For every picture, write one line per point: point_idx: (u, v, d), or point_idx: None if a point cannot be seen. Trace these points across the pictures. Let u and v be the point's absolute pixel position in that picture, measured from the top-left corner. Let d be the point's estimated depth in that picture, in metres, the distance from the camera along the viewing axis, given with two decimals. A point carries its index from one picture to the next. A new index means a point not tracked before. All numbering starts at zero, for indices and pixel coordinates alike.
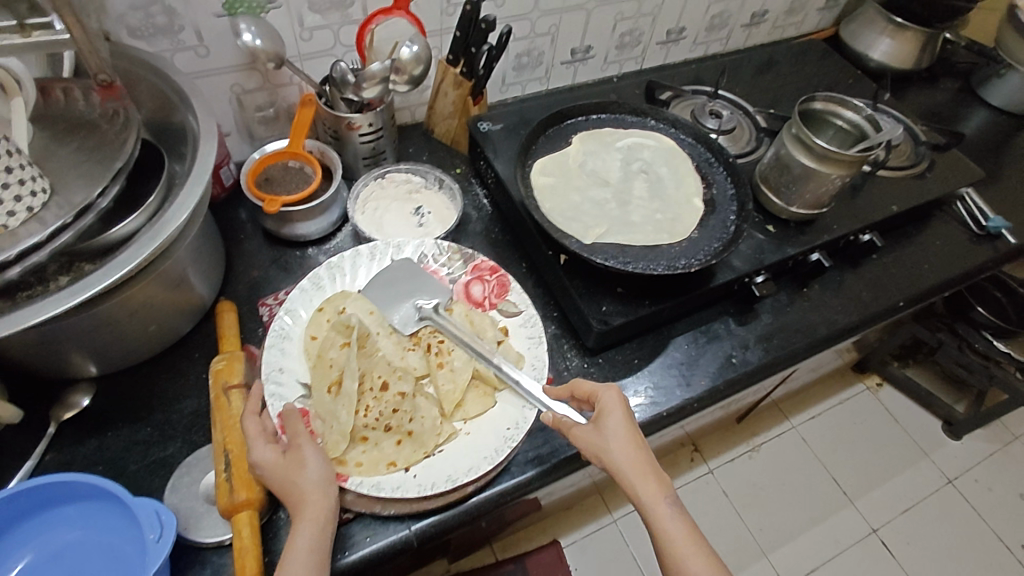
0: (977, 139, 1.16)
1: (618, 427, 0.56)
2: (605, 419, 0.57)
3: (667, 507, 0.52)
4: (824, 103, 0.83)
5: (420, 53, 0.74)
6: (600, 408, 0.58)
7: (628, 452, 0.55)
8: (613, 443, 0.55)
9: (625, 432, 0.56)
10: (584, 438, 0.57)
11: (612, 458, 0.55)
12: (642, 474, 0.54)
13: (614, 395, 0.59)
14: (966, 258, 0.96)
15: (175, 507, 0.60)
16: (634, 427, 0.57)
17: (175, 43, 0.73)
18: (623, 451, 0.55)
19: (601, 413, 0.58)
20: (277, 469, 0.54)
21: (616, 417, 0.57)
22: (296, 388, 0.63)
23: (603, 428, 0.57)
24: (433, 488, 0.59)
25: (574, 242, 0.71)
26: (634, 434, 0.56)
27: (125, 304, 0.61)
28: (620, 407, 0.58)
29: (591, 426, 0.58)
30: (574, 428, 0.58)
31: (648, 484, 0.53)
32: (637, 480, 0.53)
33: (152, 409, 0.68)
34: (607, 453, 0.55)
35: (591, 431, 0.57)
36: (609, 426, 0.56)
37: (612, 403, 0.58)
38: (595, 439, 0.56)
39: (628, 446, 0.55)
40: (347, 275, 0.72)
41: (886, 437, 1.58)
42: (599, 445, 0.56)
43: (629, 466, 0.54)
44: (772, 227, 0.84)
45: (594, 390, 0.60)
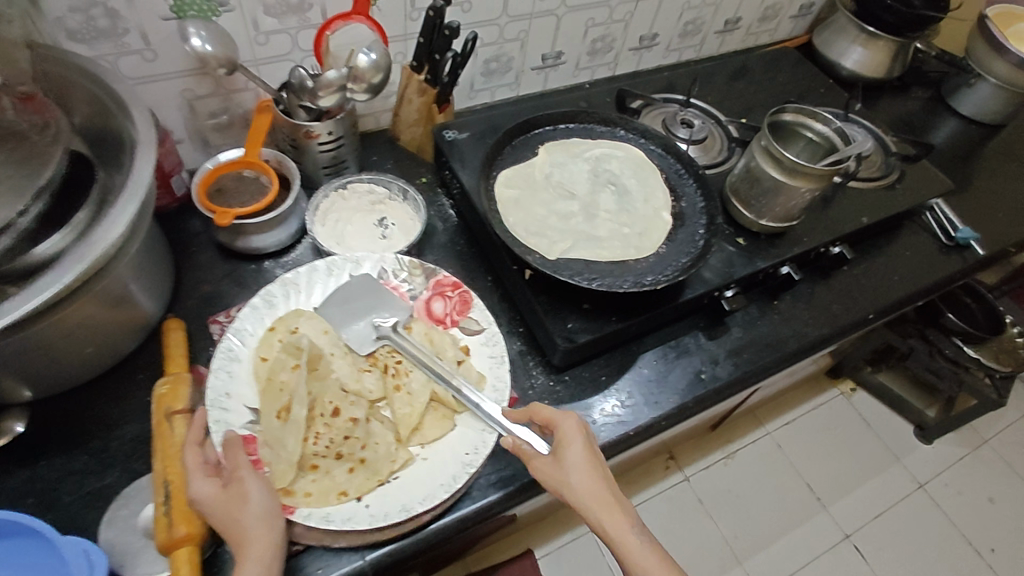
0: (947, 148, 1.16)
1: (576, 458, 0.54)
2: (563, 449, 0.55)
3: (637, 541, 0.50)
4: (794, 115, 0.81)
5: (378, 61, 0.70)
6: (560, 437, 0.56)
7: (589, 484, 0.53)
8: (574, 476, 0.54)
9: (585, 463, 0.54)
10: (544, 472, 0.55)
11: (575, 493, 0.53)
12: (607, 507, 0.52)
13: (572, 422, 0.57)
14: (935, 269, 0.95)
15: (110, 543, 0.57)
16: (593, 456, 0.55)
17: (119, 47, 0.69)
18: (584, 483, 0.53)
19: (560, 443, 0.56)
20: (217, 505, 0.51)
21: (573, 447, 0.55)
22: (243, 414, 0.60)
23: (563, 459, 0.55)
24: (386, 518, 0.56)
25: (537, 258, 0.69)
26: (594, 464, 0.55)
27: (56, 327, 0.57)
28: (578, 435, 0.56)
29: (550, 458, 0.56)
30: (534, 460, 0.56)
31: (613, 518, 0.51)
32: (602, 514, 0.52)
33: (90, 436, 0.64)
34: (569, 487, 0.53)
35: (551, 463, 0.55)
36: (568, 457, 0.55)
37: (570, 432, 0.56)
38: (555, 472, 0.55)
39: (588, 477, 0.53)
40: (301, 292, 0.69)
41: (859, 444, 1.59)
42: (559, 479, 0.54)
43: (592, 500, 0.52)
44: (743, 240, 0.82)
45: (551, 417, 0.58)
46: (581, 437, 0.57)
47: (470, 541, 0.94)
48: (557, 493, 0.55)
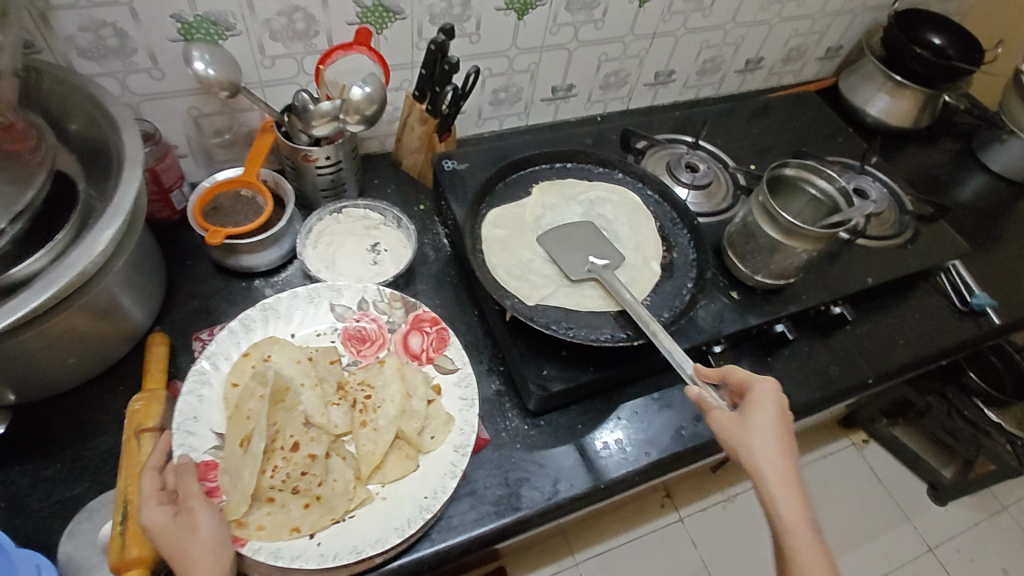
0: (973, 205, 1.11)
1: (768, 422, 0.56)
2: (755, 410, 0.57)
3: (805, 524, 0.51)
4: (797, 170, 0.79)
5: (373, 94, 0.71)
6: (751, 400, 0.58)
7: (777, 452, 0.55)
8: (764, 437, 0.55)
9: (774, 431, 0.56)
10: (730, 430, 0.57)
11: (753, 454, 0.55)
12: (784, 478, 0.53)
13: (770, 389, 0.59)
14: (945, 334, 0.91)
15: (68, 556, 0.58)
16: (783, 426, 0.57)
17: (127, 65, 0.70)
18: (769, 450, 0.54)
19: (751, 405, 0.58)
20: (165, 534, 0.51)
21: (767, 410, 0.57)
22: (208, 439, 0.60)
23: (750, 421, 0.57)
24: (335, 559, 0.55)
25: (513, 302, 0.69)
26: (781, 432, 0.56)
27: (37, 339, 0.59)
28: (776, 404, 0.58)
29: (737, 417, 0.58)
30: (719, 415, 0.59)
31: (789, 492, 0.53)
32: (777, 480, 0.53)
33: (65, 444, 0.65)
34: (749, 448, 0.55)
35: (737, 421, 0.57)
36: (757, 420, 0.57)
37: (766, 397, 0.58)
38: (737, 431, 0.57)
39: (773, 443, 0.55)
40: (281, 318, 0.69)
41: (866, 498, 1.52)
42: (743, 438, 0.56)
43: (770, 463, 0.54)
44: (736, 293, 0.80)
45: (746, 380, 0.60)
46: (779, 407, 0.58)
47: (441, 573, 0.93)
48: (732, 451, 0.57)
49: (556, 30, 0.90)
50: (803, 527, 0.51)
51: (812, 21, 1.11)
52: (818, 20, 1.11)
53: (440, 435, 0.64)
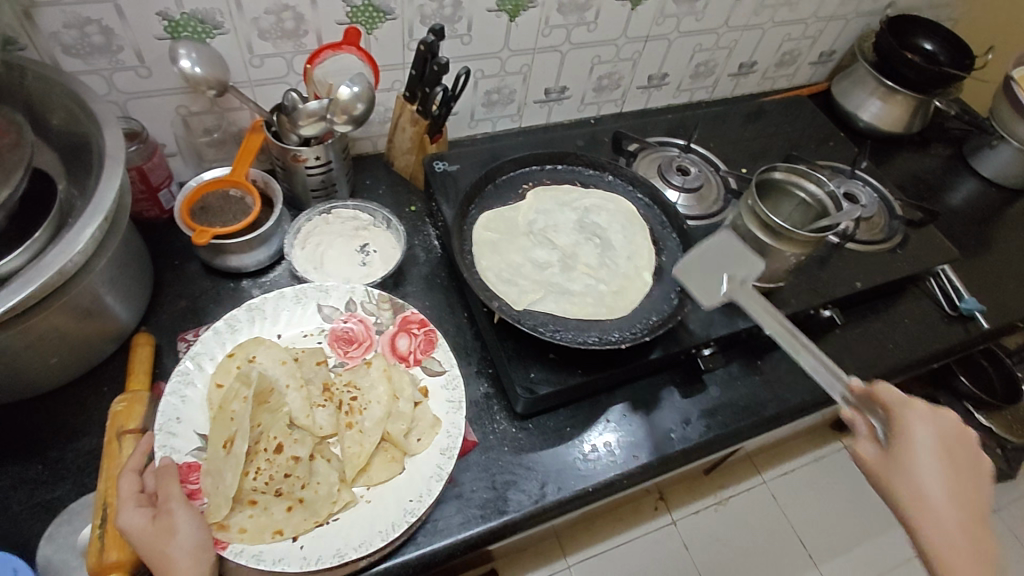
0: (964, 210, 1.12)
1: (925, 456, 0.57)
2: (906, 446, 0.57)
3: (952, 559, 0.54)
4: (786, 173, 0.79)
5: (361, 93, 0.71)
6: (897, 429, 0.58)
7: (942, 489, 0.56)
8: (922, 476, 0.56)
9: (937, 470, 0.56)
10: (885, 467, 0.58)
11: (912, 495, 0.56)
12: (944, 513, 0.55)
13: (917, 416, 0.58)
14: (935, 339, 0.91)
15: (47, 558, 0.57)
16: (942, 455, 0.57)
17: (113, 63, 0.70)
18: (936, 492, 0.56)
19: (897, 435, 0.58)
20: (143, 537, 0.51)
21: (924, 447, 0.57)
22: (191, 440, 0.60)
23: (901, 460, 0.57)
24: (318, 563, 0.55)
25: (502, 305, 0.68)
26: (947, 468, 0.57)
27: (18, 338, 0.58)
28: (934, 434, 0.58)
29: (885, 453, 0.59)
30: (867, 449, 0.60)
31: (949, 525, 0.55)
32: (937, 519, 0.55)
33: (47, 445, 0.64)
34: (910, 485, 0.56)
35: (888, 460, 0.58)
36: (914, 457, 0.57)
37: (916, 435, 0.57)
38: (896, 469, 0.57)
39: (938, 483, 0.56)
40: (267, 319, 0.69)
41: (859, 503, 1.53)
42: (900, 478, 0.57)
43: (944, 505, 0.55)
44: (726, 297, 0.80)
45: (897, 411, 0.59)
46: (947, 438, 0.58)
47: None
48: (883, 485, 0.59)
49: (549, 31, 0.90)
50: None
51: (804, 26, 1.11)
52: (811, 25, 1.11)
53: (427, 438, 0.63)
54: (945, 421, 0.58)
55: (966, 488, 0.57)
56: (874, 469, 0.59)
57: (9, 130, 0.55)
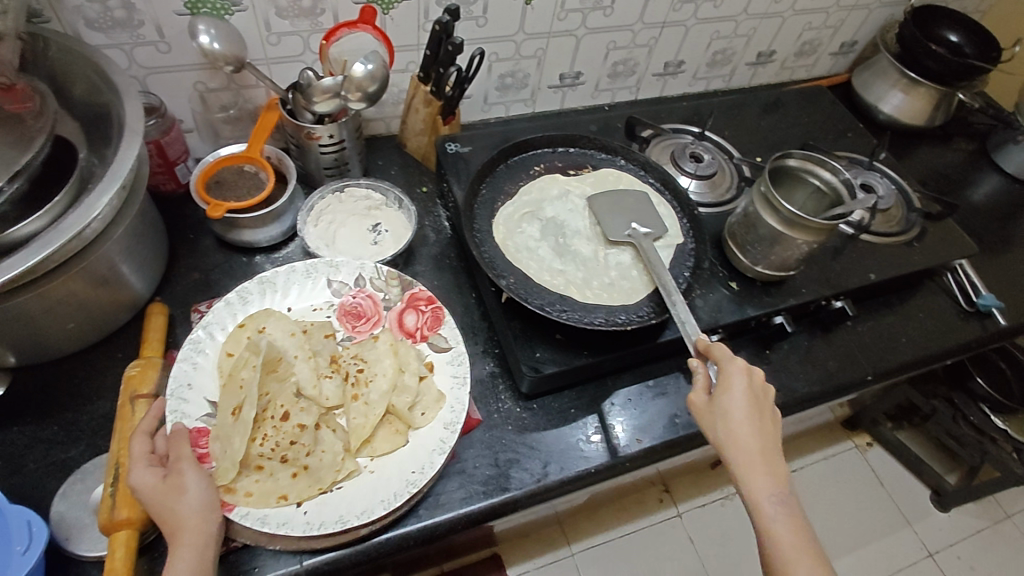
0: (985, 206, 1.10)
1: (740, 406, 0.57)
2: (723, 396, 0.58)
3: (770, 503, 0.54)
4: (800, 161, 0.77)
5: (375, 71, 0.70)
6: (723, 380, 0.59)
7: (743, 428, 0.56)
8: (733, 420, 0.56)
9: (742, 414, 0.57)
10: (702, 412, 0.59)
11: (720, 440, 0.57)
12: (749, 461, 0.55)
13: (737, 370, 0.59)
14: (949, 335, 0.90)
15: (60, 515, 0.59)
16: (751, 408, 0.57)
17: (134, 37, 0.71)
18: (732, 435, 0.56)
19: (721, 387, 0.59)
20: (153, 495, 0.52)
21: (735, 395, 0.57)
22: (201, 406, 0.61)
23: (720, 405, 0.58)
24: (320, 528, 0.56)
25: (507, 281, 0.67)
26: (750, 412, 0.57)
27: (36, 301, 0.60)
28: (748, 382, 0.58)
29: (708, 399, 0.59)
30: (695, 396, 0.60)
31: (754, 472, 0.55)
32: (740, 463, 0.55)
33: (63, 407, 0.66)
34: (718, 433, 0.57)
35: (708, 406, 0.59)
36: (729, 403, 0.57)
37: (738, 376, 0.58)
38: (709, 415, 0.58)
39: (740, 427, 0.56)
40: (278, 291, 0.70)
41: (869, 502, 1.51)
42: (710, 422, 0.58)
43: (733, 448, 0.56)
44: (735, 284, 0.79)
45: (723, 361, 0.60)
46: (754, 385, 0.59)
47: (438, 553, 0.94)
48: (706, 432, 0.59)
49: (565, 15, 0.90)
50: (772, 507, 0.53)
51: (826, 15, 1.09)
52: (833, 15, 1.10)
53: (431, 412, 0.64)
54: (754, 374, 0.59)
55: (763, 428, 0.57)
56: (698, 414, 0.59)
57: (32, 97, 0.56)
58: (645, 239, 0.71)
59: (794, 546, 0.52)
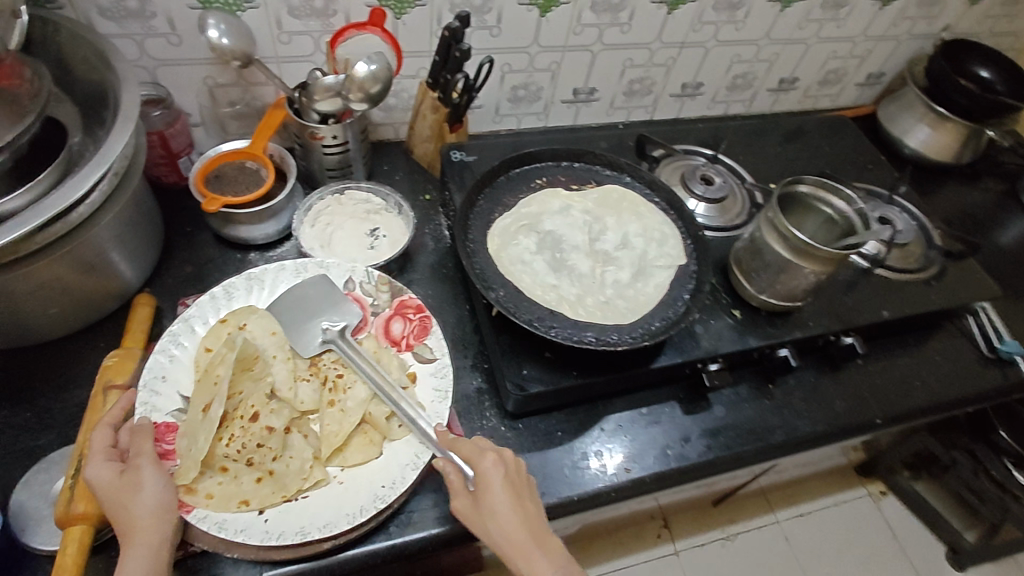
0: (1013, 249, 1.05)
1: (498, 500, 0.54)
2: (482, 493, 0.55)
3: None
4: (812, 188, 0.75)
5: (378, 73, 0.69)
6: (479, 477, 0.55)
7: (517, 527, 0.53)
8: (499, 521, 0.53)
9: (505, 509, 0.54)
10: (467, 513, 0.55)
11: (493, 540, 0.53)
12: (529, 556, 0.52)
13: (491, 462, 0.56)
14: (967, 381, 0.85)
15: (20, 504, 0.57)
16: (514, 498, 0.55)
17: (145, 28, 0.72)
18: (505, 535, 0.53)
19: (478, 482, 0.55)
20: (108, 492, 0.51)
21: (495, 491, 0.54)
22: (173, 400, 0.59)
23: (479, 503, 0.55)
24: (279, 538, 0.54)
25: (497, 294, 0.64)
26: (514, 505, 0.54)
27: (17, 283, 0.59)
28: (499, 473, 0.56)
29: (471, 501, 0.55)
30: (458, 500, 0.56)
31: (534, 565, 0.52)
32: (524, 563, 0.52)
33: (39, 394, 0.65)
34: (489, 533, 0.54)
35: (472, 507, 0.55)
36: (490, 503, 0.54)
37: (493, 470, 0.55)
38: (477, 518, 0.54)
39: (511, 524, 0.53)
40: (265, 289, 0.68)
41: (879, 554, 1.44)
42: (479, 523, 0.54)
43: (512, 549, 0.53)
44: (739, 312, 0.76)
45: (471, 457, 0.57)
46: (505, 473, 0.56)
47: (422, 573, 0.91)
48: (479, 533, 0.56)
49: (580, 29, 0.89)
50: None
51: (852, 45, 1.06)
52: (860, 44, 1.07)
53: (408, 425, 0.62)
54: (506, 458, 0.57)
55: (531, 520, 0.55)
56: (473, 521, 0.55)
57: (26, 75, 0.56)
58: (341, 339, 0.66)
59: None
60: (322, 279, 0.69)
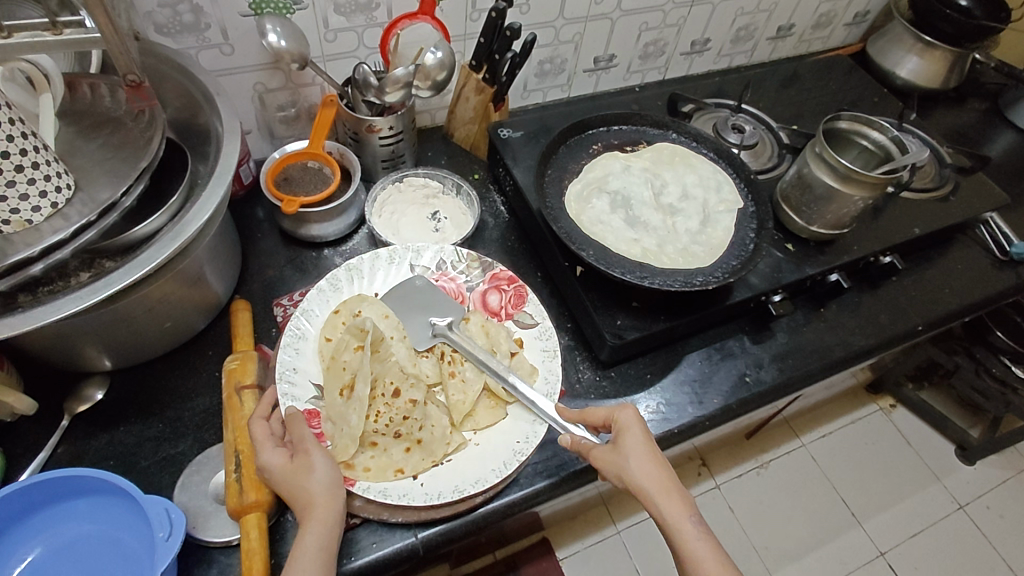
0: (1004, 161, 1.13)
1: (637, 441, 0.58)
2: (624, 439, 0.59)
3: (692, 524, 0.54)
4: (850, 122, 0.82)
5: (444, 59, 0.75)
6: (618, 427, 0.60)
7: (653, 467, 0.57)
8: (636, 459, 0.57)
9: (645, 452, 0.58)
10: (604, 459, 0.59)
11: (634, 479, 0.56)
12: (667, 492, 0.55)
13: (630, 415, 0.61)
14: (987, 283, 0.94)
15: (184, 505, 0.60)
16: (651, 446, 0.59)
17: (200, 41, 0.73)
18: (645, 472, 0.56)
19: (619, 432, 0.60)
20: (285, 475, 0.55)
21: (635, 435, 0.59)
22: (309, 389, 0.63)
23: (619, 447, 0.59)
24: (440, 497, 0.59)
25: (589, 253, 0.70)
26: (652, 449, 0.58)
27: (142, 301, 0.61)
28: (636, 424, 0.60)
29: (610, 447, 0.59)
30: (595, 451, 0.60)
31: (671, 500, 0.55)
32: (662, 499, 0.55)
33: (164, 406, 0.68)
34: (628, 473, 0.57)
35: (611, 452, 0.59)
36: (629, 444, 0.58)
37: (630, 421, 0.60)
38: (615, 460, 0.58)
39: (650, 464, 0.57)
40: (365, 277, 0.72)
41: (900, 460, 1.55)
42: (619, 465, 0.58)
43: (652, 485, 0.56)
44: (791, 246, 0.83)
45: (609, 412, 0.62)
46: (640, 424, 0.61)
47: (489, 539, 0.96)
48: (615, 481, 0.59)
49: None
50: (695, 530, 0.54)
51: None
52: None
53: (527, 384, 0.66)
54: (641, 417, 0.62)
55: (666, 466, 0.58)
56: (610, 467, 0.58)
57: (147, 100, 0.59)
58: (450, 330, 0.69)
59: (716, 566, 0.52)
60: (423, 279, 0.73)
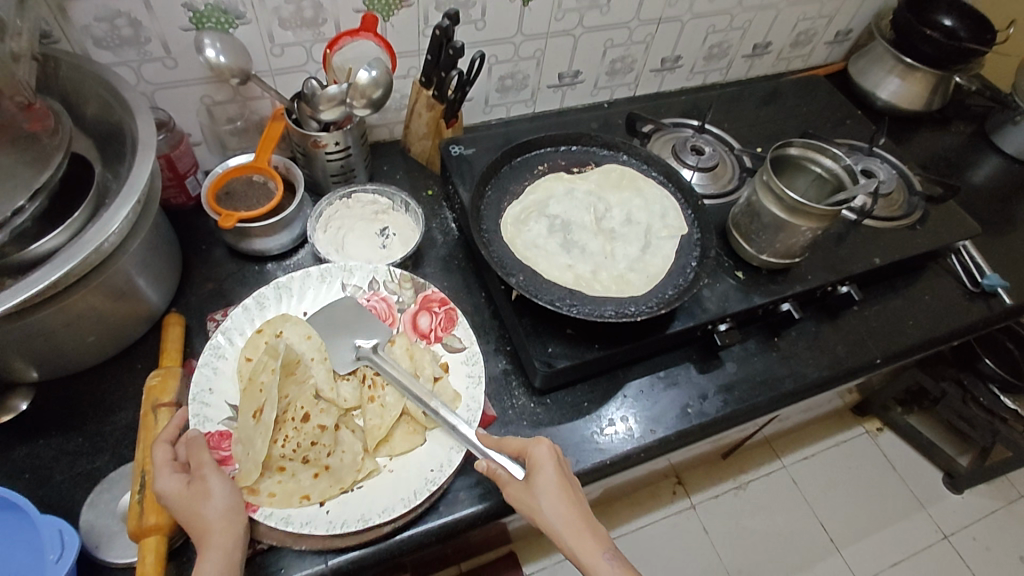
0: (986, 186, 1.10)
1: (550, 478, 0.57)
2: (537, 476, 0.57)
3: (604, 561, 0.52)
4: (801, 149, 0.80)
5: (379, 78, 0.75)
6: (532, 463, 0.58)
7: (565, 507, 0.55)
8: (549, 498, 0.56)
9: (557, 490, 0.56)
10: (519, 497, 0.57)
11: (546, 518, 0.55)
12: (579, 531, 0.54)
13: (544, 449, 0.59)
14: (955, 315, 0.91)
15: (89, 523, 0.60)
16: (565, 482, 0.57)
17: (141, 54, 0.72)
18: (557, 512, 0.55)
19: (532, 468, 0.58)
20: (181, 501, 0.53)
21: (547, 472, 0.57)
22: (223, 410, 0.63)
23: (532, 485, 0.57)
24: (343, 526, 0.57)
25: (516, 279, 0.69)
26: (565, 486, 0.57)
27: (56, 319, 0.61)
28: (550, 459, 0.59)
29: (523, 484, 0.58)
30: (510, 488, 0.58)
31: (584, 539, 0.54)
32: (574, 538, 0.54)
33: (86, 420, 0.68)
34: (540, 512, 0.55)
35: (524, 489, 0.57)
36: (542, 481, 0.57)
37: (544, 456, 0.58)
38: (528, 499, 0.56)
39: (561, 503, 0.55)
40: (294, 296, 0.72)
41: (883, 487, 1.51)
42: (531, 504, 0.56)
43: (564, 526, 0.54)
44: (741, 273, 0.80)
45: (523, 446, 0.60)
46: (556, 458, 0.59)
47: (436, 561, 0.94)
48: (530, 518, 0.57)
49: (562, 15, 0.91)
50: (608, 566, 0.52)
51: (820, 5, 1.10)
52: (826, 4, 1.10)
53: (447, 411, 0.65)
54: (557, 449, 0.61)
55: (581, 503, 0.57)
56: (524, 505, 0.57)
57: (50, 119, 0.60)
58: (374, 353, 0.68)
59: None
60: (352, 298, 0.72)
